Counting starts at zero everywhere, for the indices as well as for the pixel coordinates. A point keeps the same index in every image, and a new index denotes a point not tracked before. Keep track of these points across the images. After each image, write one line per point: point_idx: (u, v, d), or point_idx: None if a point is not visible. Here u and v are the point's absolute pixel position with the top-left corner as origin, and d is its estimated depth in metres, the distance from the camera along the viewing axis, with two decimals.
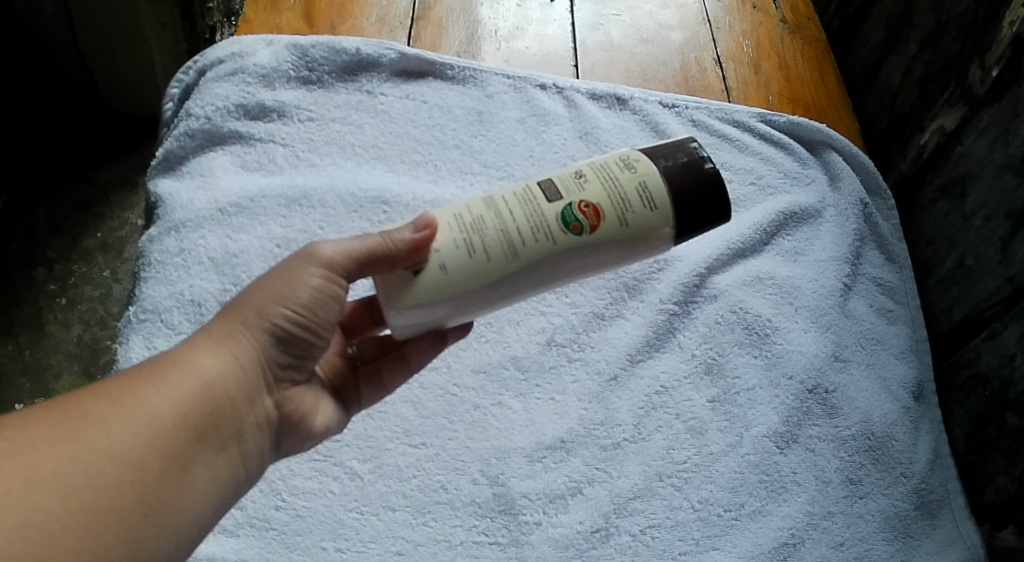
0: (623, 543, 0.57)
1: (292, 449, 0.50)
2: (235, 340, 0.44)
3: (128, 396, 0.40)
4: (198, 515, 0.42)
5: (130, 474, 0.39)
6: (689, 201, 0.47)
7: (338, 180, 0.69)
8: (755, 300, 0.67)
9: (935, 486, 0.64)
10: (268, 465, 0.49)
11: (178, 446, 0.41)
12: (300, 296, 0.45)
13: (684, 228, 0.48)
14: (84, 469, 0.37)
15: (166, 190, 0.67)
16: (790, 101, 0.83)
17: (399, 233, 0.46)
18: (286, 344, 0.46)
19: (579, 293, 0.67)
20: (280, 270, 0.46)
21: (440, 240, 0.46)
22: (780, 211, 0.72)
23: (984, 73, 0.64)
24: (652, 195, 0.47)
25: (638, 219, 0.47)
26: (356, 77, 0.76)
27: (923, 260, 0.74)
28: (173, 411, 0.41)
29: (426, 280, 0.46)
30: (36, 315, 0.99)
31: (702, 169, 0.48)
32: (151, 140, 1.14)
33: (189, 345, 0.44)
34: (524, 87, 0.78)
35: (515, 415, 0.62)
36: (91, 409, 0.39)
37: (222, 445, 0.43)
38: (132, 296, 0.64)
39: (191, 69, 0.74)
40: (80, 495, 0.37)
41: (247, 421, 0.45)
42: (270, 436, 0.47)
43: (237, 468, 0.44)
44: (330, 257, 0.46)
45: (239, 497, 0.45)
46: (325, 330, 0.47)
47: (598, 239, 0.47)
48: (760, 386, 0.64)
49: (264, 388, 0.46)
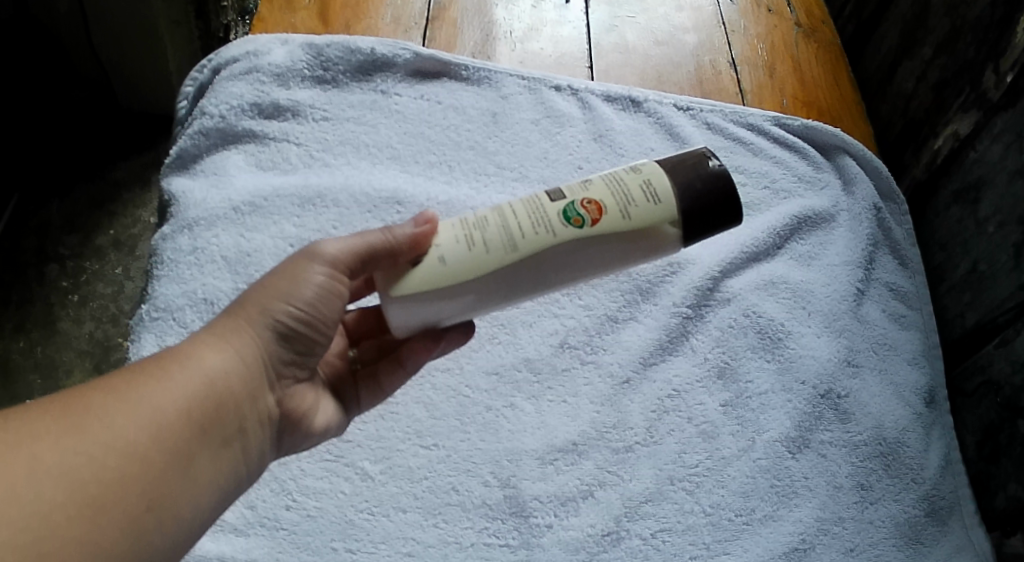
0: (634, 546, 0.57)
1: (292, 446, 0.50)
2: (240, 336, 0.44)
3: (131, 391, 0.40)
4: (200, 509, 0.41)
5: (133, 468, 0.38)
6: (697, 197, 0.47)
7: (352, 180, 0.69)
8: (769, 304, 0.67)
9: (945, 493, 0.63)
10: (270, 461, 0.48)
11: (182, 441, 0.40)
12: (304, 293, 0.45)
13: (690, 224, 0.47)
14: (87, 462, 0.37)
15: (181, 189, 0.68)
16: (805, 105, 0.83)
17: (400, 228, 0.47)
18: (290, 341, 0.46)
19: (593, 295, 0.67)
20: (285, 267, 0.46)
21: (441, 235, 0.47)
22: (794, 215, 0.72)
23: (999, 78, 0.64)
24: (656, 190, 0.47)
25: (642, 212, 0.46)
26: (371, 77, 0.76)
27: (937, 265, 0.74)
28: (177, 406, 0.41)
29: (424, 271, 0.46)
30: (48, 311, 1.00)
31: (709, 168, 0.48)
32: (162, 138, 1.15)
33: (193, 340, 0.43)
34: (539, 88, 0.77)
35: (527, 417, 0.62)
36: (96, 402, 0.39)
37: (226, 441, 0.43)
38: (145, 293, 0.64)
39: (206, 68, 0.74)
40: (84, 488, 0.37)
41: (250, 417, 0.44)
42: (272, 433, 0.47)
43: (240, 463, 0.44)
44: (334, 254, 0.46)
45: (241, 492, 0.45)
46: (329, 327, 0.47)
47: (600, 231, 0.46)
48: (773, 391, 0.64)
49: (268, 384, 0.45)
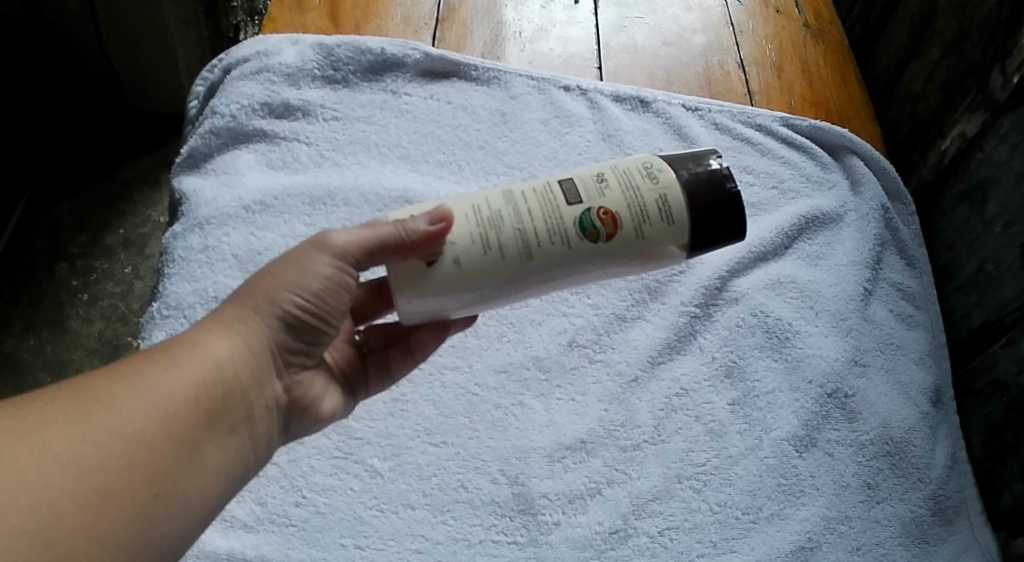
0: (643, 544, 0.58)
1: (300, 432, 0.50)
2: (247, 325, 0.44)
3: (137, 379, 0.40)
4: (209, 495, 0.42)
5: (141, 456, 0.39)
6: (706, 217, 0.47)
7: (362, 180, 0.69)
8: (777, 303, 0.68)
9: (952, 492, 0.63)
10: (278, 448, 0.49)
11: (189, 429, 0.41)
12: (311, 284, 0.45)
13: (698, 243, 0.48)
14: (95, 450, 0.38)
15: (191, 187, 0.68)
16: (813, 105, 0.83)
17: (413, 222, 0.45)
18: (297, 330, 0.46)
19: (601, 294, 0.67)
20: (291, 256, 0.46)
21: (456, 233, 0.46)
22: (802, 215, 0.72)
23: (1006, 80, 0.64)
24: (671, 209, 0.47)
25: (655, 231, 0.47)
26: (381, 77, 0.76)
27: (944, 265, 0.74)
28: (184, 394, 0.41)
29: (441, 272, 0.46)
30: (58, 310, 1.00)
31: (724, 189, 0.48)
32: (174, 137, 1.15)
33: (199, 329, 0.44)
34: (549, 88, 0.78)
35: (536, 415, 0.62)
36: (104, 390, 0.39)
37: (233, 428, 0.43)
38: (156, 291, 0.65)
39: (216, 67, 0.74)
40: (91, 475, 0.37)
41: (257, 404, 0.45)
42: (280, 419, 0.47)
43: (248, 449, 0.44)
44: (343, 246, 0.46)
45: (250, 479, 0.45)
46: (336, 318, 0.47)
47: (612, 247, 0.47)
48: (780, 390, 0.64)
49: (275, 371, 0.46)
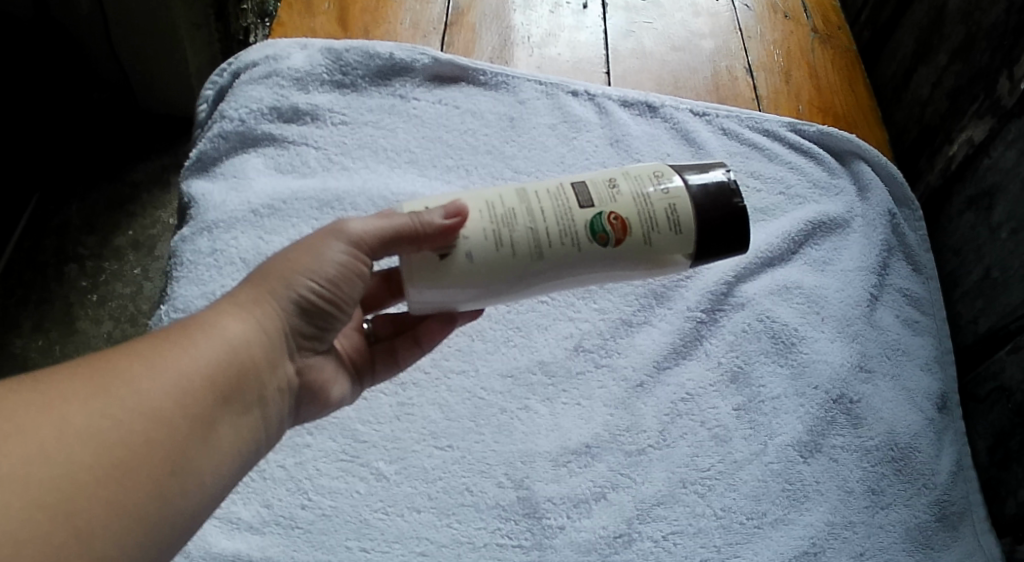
0: (646, 548, 0.58)
1: (309, 416, 0.51)
2: (262, 307, 0.44)
3: (156, 356, 0.40)
4: (221, 474, 0.42)
5: (159, 433, 0.39)
6: (714, 228, 0.47)
7: (370, 183, 0.70)
8: (782, 309, 0.68)
9: (957, 498, 0.63)
10: (286, 430, 0.49)
11: (204, 408, 0.41)
12: (326, 270, 0.45)
13: (706, 253, 0.48)
14: (115, 425, 0.38)
15: (200, 191, 0.68)
16: (821, 111, 0.83)
17: (429, 215, 0.46)
18: (310, 314, 0.46)
19: (607, 299, 0.68)
20: (307, 241, 0.46)
21: (470, 227, 0.46)
22: (809, 220, 0.72)
23: (1013, 85, 0.64)
24: (680, 218, 0.47)
25: (663, 240, 0.47)
26: (389, 81, 0.76)
27: (950, 271, 0.74)
28: (201, 372, 0.41)
29: (453, 266, 0.46)
30: (68, 311, 1.01)
31: (732, 203, 0.48)
32: (185, 140, 1.15)
33: (215, 310, 0.44)
34: (557, 93, 0.78)
35: (541, 419, 0.62)
36: (125, 366, 0.39)
37: (246, 407, 0.43)
38: (165, 294, 0.65)
39: (225, 71, 0.75)
40: (111, 450, 0.37)
41: (270, 385, 0.45)
42: (290, 401, 0.47)
43: (259, 430, 0.45)
44: (359, 234, 0.46)
45: (260, 459, 0.46)
46: (348, 305, 0.47)
47: (620, 252, 0.47)
48: (785, 395, 0.64)
49: (287, 354, 0.46)
